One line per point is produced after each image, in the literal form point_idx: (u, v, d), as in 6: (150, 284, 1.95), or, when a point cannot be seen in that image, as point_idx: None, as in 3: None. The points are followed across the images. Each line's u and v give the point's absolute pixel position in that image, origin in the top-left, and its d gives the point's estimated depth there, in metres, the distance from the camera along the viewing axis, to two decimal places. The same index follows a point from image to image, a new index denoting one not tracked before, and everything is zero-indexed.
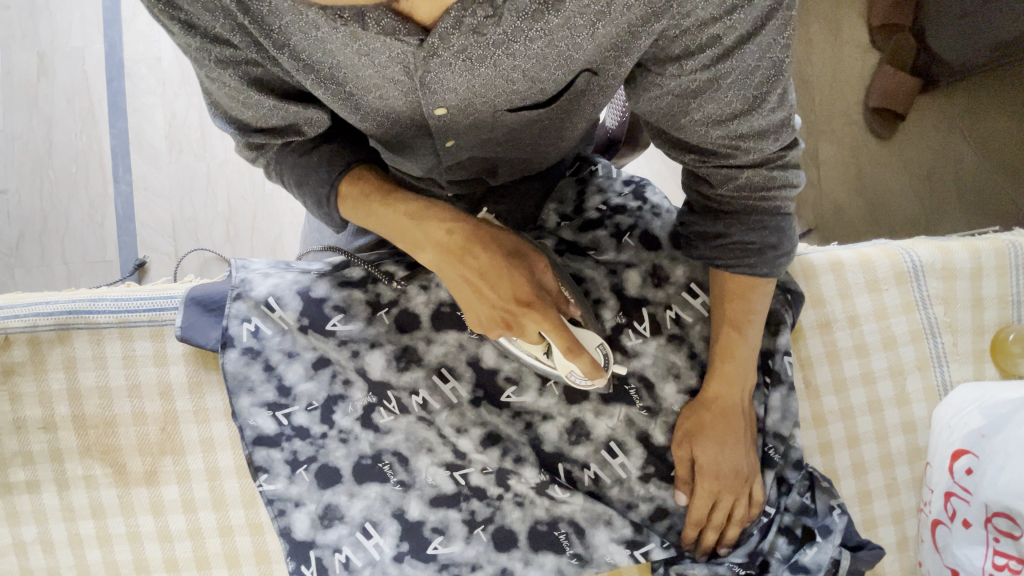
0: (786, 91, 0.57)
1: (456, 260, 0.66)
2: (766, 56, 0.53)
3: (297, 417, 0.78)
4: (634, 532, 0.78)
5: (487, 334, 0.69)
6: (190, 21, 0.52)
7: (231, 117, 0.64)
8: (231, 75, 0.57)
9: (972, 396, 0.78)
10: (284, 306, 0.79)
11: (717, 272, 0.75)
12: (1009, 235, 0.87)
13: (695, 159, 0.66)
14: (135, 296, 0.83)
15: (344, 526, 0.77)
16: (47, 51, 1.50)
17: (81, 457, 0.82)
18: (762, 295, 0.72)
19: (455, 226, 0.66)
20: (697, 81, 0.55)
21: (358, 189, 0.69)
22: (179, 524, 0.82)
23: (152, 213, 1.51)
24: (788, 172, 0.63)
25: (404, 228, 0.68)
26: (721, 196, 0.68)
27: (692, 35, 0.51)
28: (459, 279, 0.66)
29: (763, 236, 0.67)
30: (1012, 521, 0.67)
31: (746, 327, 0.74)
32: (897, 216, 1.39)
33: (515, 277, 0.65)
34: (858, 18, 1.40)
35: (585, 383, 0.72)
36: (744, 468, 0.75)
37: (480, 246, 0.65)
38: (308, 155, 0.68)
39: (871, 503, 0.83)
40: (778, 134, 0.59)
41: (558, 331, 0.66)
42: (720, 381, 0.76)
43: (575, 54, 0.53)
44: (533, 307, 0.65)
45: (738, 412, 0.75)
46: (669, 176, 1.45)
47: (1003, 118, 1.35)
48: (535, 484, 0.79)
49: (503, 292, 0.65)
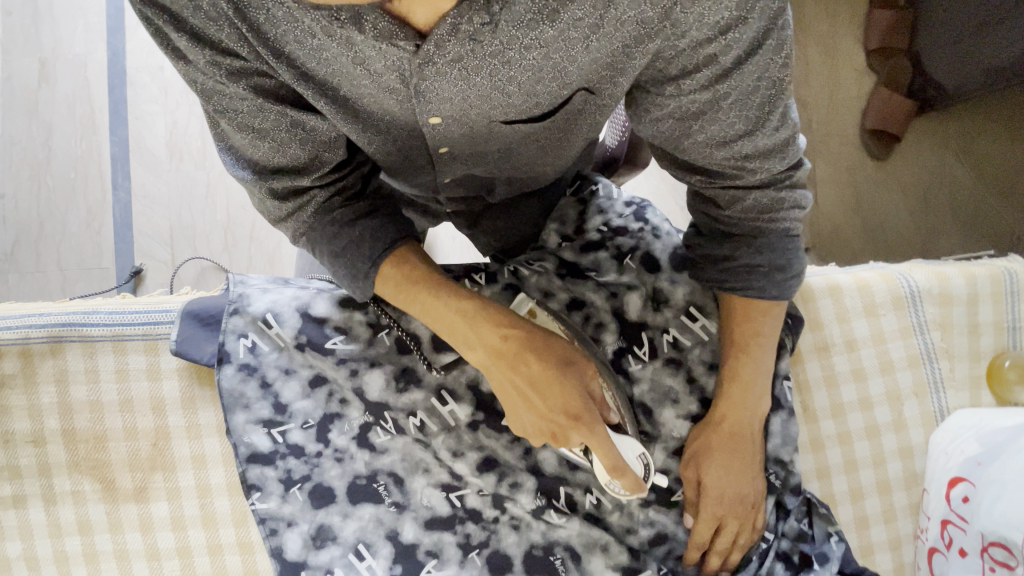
0: (787, 110, 0.57)
1: (506, 365, 0.66)
2: (766, 73, 0.53)
3: (292, 436, 0.78)
4: (630, 558, 0.77)
5: (530, 438, 0.69)
6: (197, 34, 0.54)
7: (246, 154, 0.64)
8: (241, 86, 0.57)
9: (970, 423, 0.79)
10: (282, 323, 0.79)
11: (727, 295, 0.74)
12: (1005, 261, 0.87)
13: (702, 180, 0.66)
14: (130, 309, 0.82)
15: (336, 547, 0.76)
16: (49, 58, 1.51)
17: (70, 472, 0.81)
18: (772, 318, 0.72)
19: (509, 332, 0.66)
20: (697, 102, 0.56)
21: (405, 272, 0.69)
22: (168, 542, 0.81)
23: (149, 221, 1.50)
24: (797, 194, 0.64)
25: (454, 327, 0.68)
26: (728, 216, 0.68)
27: (687, 56, 0.52)
28: (507, 385, 0.66)
29: (768, 257, 0.67)
30: (1008, 551, 0.67)
31: (754, 350, 0.73)
32: (894, 238, 1.40)
33: (567, 391, 0.65)
34: (855, 41, 1.43)
35: (621, 495, 0.67)
36: (751, 497, 0.75)
37: (533, 354, 0.66)
38: (348, 226, 0.68)
39: (868, 529, 0.82)
40: (784, 154, 0.60)
41: (604, 450, 0.64)
42: (728, 405, 0.75)
43: (569, 66, 0.54)
44: (581, 421, 0.64)
45: (748, 438, 0.74)
46: (668, 195, 1.46)
47: (998, 141, 1.37)
48: (531, 507, 0.78)
49: (553, 404, 0.65)
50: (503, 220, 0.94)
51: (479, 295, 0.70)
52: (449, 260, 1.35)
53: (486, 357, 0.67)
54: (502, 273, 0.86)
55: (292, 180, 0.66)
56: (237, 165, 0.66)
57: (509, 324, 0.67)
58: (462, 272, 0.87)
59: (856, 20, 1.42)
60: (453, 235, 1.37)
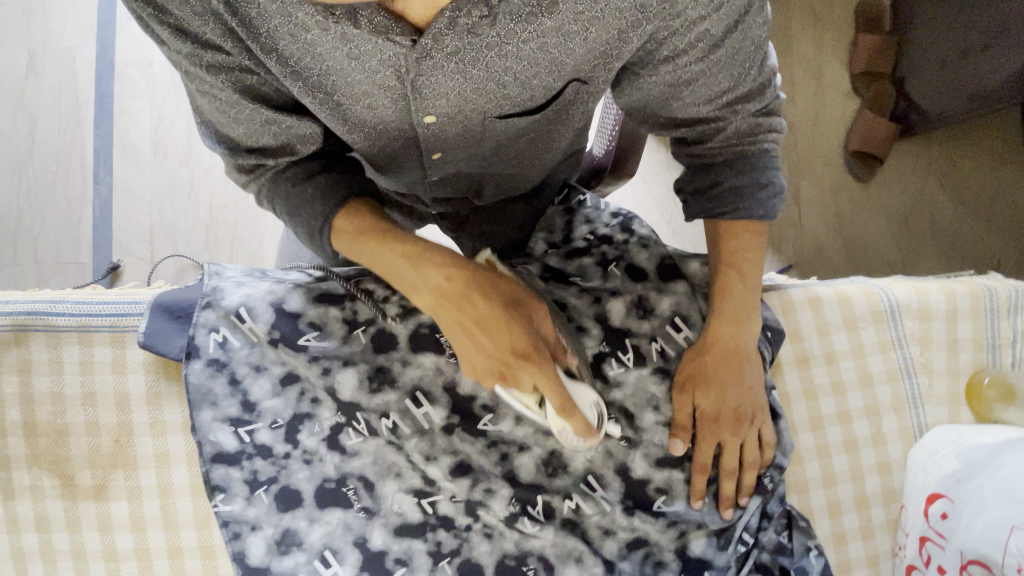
0: (764, 59, 0.63)
1: (453, 306, 0.64)
2: (748, 38, 0.59)
3: (260, 435, 0.75)
4: (605, 570, 0.75)
5: (482, 387, 0.66)
6: (180, 26, 0.51)
7: (223, 133, 0.63)
8: (221, 79, 0.55)
9: (947, 439, 0.78)
10: (255, 317, 0.76)
11: (712, 223, 0.77)
12: (984, 279, 0.88)
13: (687, 131, 0.70)
14: (98, 299, 0.80)
15: (301, 553, 0.73)
16: (37, 49, 1.48)
17: (27, 467, 0.77)
18: (756, 235, 0.75)
19: (454, 272, 0.64)
20: (690, 71, 0.60)
21: (355, 224, 0.66)
22: (127, 544, 0.78)
23: (131, 216, 1.47)
24: (772, 120, 0.70)
25: (402, 270, 0.66)
26: (710, 148, 0.71)
27: (681, 35, 0.56)
28: (455, 326, 0.64)
29: (748, 215, 0.73)
30: (987, 568, 0.65)
31: (745, 268, 0.76)
32: (875, 257, 1.42)
33: (514, 328, 0.63)
34: (840, 65, 1.45)
35: (575, 446, 0.63)
36: (749, 412, 0.75)
37: (480, 293, 0.64)
38: (301, 184, 0.66)
39: (845, 545, 0.81)
40: (762, 95, 0.66)
41: (553, 388, 0.61)
42: (722, 323, 0.76)
43: (566, 60, 0.56)
44: (530, 358, 0.62)
45: (744, 356, 0.75)
46: (655, 207, 1.47)
47: (976, 166, 1.40)
48: (504, 516, 0.76)
49: (500, 341, 0.63)
50: (492, 224, 0.96)
51: (427, 240, 0.68)
52: None
53: (434, 299, 0.64)
54: None
55: (258, 161, 0.65)
56: (213, 139, 0.65)
57: (456, 264, 0.65)
58: None
59: (842, 45, 1.45)
60: (439, 240, 1.35)
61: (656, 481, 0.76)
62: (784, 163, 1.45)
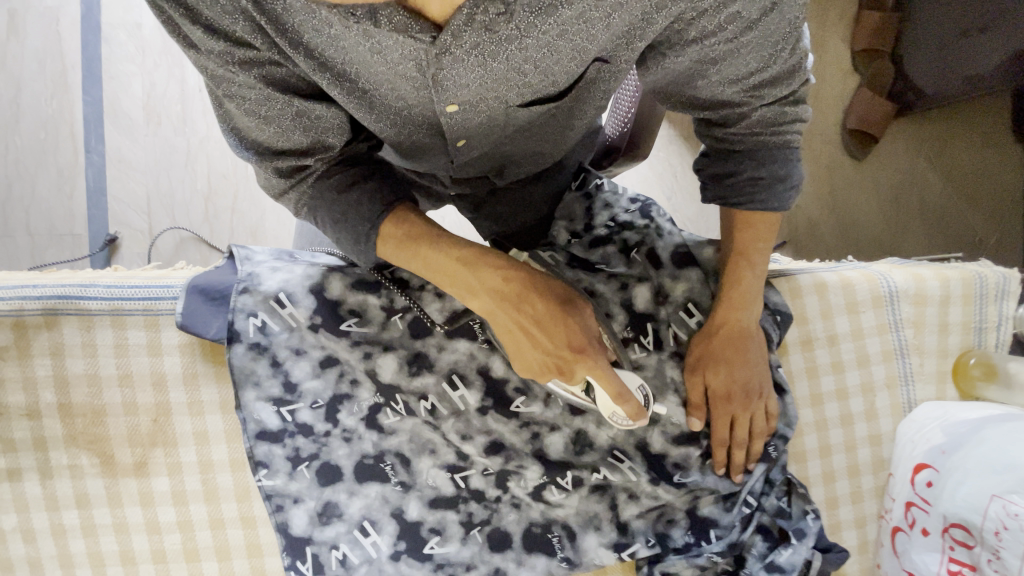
0: (798, 40, 0.63)
1: (511, 306, 0.67)
2: (785, 19, 0.59)
3: (301, 415, 0.79)
4: (620, 534, 0.82)
5: (539, 380, 0.70)
6: (214, 28, 0.51)
7: (249, 137, 0.62)
8: (253, 75, 0.55)
9: (935, 414, 0.85)
10: (295, 303, 0.79)
11: (727, 212, 0.81)
12: (976, 266, 0.93)
13: (707, 112, 0.72)
14: (129, 283, 0.80)
15: (342, 524, 0.78)
16: (18, 9, 1.42)
17: (66, 446, 0.80)
18: (770, 225, 0.78)
19: (511, 273, 0.67)
20: (720, 50, 0.61)
21: (404, 231, 0.67)
22: (168, 516, 0.81)
23: (127, 187, 1.44)
24: (798, 109, 0.70)
25: (457, 274, 0.67)
26: (734, 134, 0.73)
27: (711, 15, 0.57)
28: (512, 326, 0.67)
29: (762, 207, 0.76)
30: (966, 531, 0.73)
31: (754, 257, 0.79)
32: (863, 232, 1.47)
33: (570, 325, 0.67)
34: (841, 41, 1.46)
35: (627, 427, 0.70)
36: (755, 387, 0.80)
37: (537, 294, 0.67)
38: (346, 192, 0.67)
39: (836, 508, 0.90)
40: (790, 80, 0.67)
41: (608, 380, 0.67)
42: (728, 308, 0.80)
43: (588, 45, 0.57)
44: (586, 354, 0.66)
45: (748, 336, 0.80)
46: (657, 184, 1.50)
47: (966, 145, 1.45)
48: (532, 487, 0.82)
49: (558, 339, 0.66)
50: (508, 204, 0.99)
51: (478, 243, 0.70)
52: None
53: (492, 299, 0.67)
54: None
55: (296, 160, 0.65)
56: (238, 147, 0.64)
57: (511, 265, 0.68)
58: None
59: (846, 22, 1.46)
60: (444, 216, 1.37)
61: (673, 456, 0.82)
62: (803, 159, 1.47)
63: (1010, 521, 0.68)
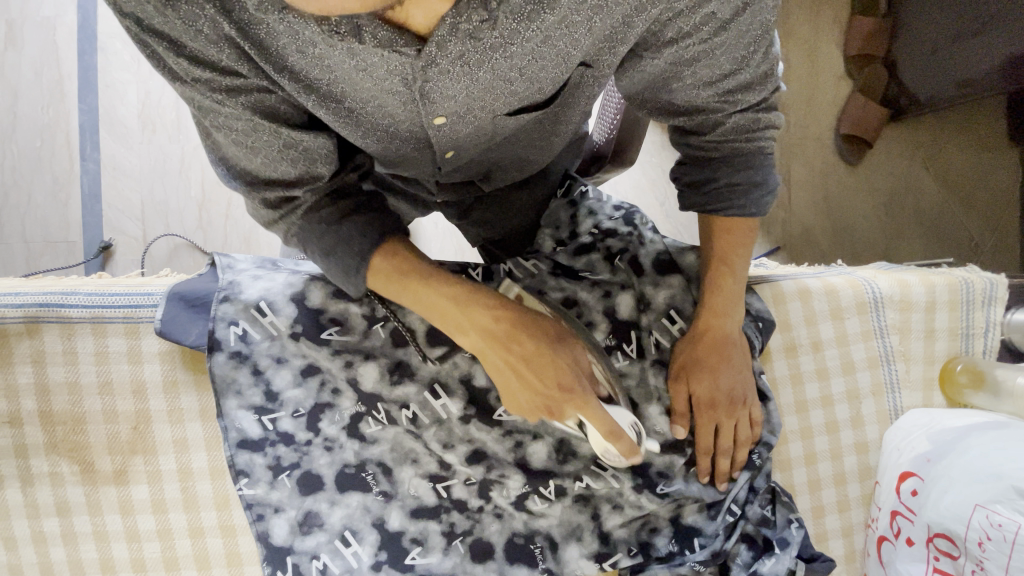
0: (769, 46, 0.64)
1: (500, 345, 0.67)
2: (756, 20, 0.59)
3: (283, 423, 0.79)
4: (602, 544, 0.81)
5: (529, 419, 0.70)
6: (196, 56, 0.51)
7: (239, 165, 0.62)
8: (240, 102, 0.54)
9: (921, 421, 0.84)
10: (276, 311, 0.79)
11: (705, 218, 0.81)
12: (963, 271, 0.93)
13: (685, 120, 0.72)
14: (111, 291, 0.81)
15: (322, 534, 0.78)
16: (15, 19, 1.43)
17: (47, 453, 0.80)
18: (748, 230, 0.78)
19: (501, 313, 0.67)
20: (695, 51, 0.60)
21: (397, 267, 0.68)
22: (148, 525, 0.81)
23: (120, 195, 1.45)
24: (771, 115, 0.70)
25: (447, 310, 0.68)
26: (708, 141, 0.73)
27: (686, 17, 0.57)
28: (501, 364, 0.67)
29: (739, 212, 0.76)
30: (952, 542, 0.72)
31: (735, 263, 0.79)
32: (859, 238, 1.46)
33: (558, 363, 0.66)
34: (834, 46, 1.46)
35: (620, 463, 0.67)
36: (740, 395, 0.80)
37: (525, 332, 0.67)
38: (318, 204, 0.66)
39: (823, 518, 0.89)
40: (762, 86, 0.67)
41: (599, 419, 0.64)
42: (710, 314, 0.80)
43: (572, 51, 0.57)
44: (574, 393, 0.65)
45: (732, 343, 0.79)
46: (649, 191, 1.50)
47: (959, 149, 1.44)
48: (515, 497, 0.81)
49: (546, 378, 0.66)
50: (494, 212, 0.99)
51: (471, 282, 0.70)
52: (430, 247, 1.36)
53: (481, 338, 0.67)
54: (497, 271, 0.89)
55: (283, 190, 0.63)
56: (228, 175, 0.64)
57: (501, 305, 0.68)
58: (458, 267, 0.88)
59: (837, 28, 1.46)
60: (436, 222, 1.38)
61: (657, 464, 0.81)
62: (777, 147, 1.46)
63: (993, 531, 0.67)
